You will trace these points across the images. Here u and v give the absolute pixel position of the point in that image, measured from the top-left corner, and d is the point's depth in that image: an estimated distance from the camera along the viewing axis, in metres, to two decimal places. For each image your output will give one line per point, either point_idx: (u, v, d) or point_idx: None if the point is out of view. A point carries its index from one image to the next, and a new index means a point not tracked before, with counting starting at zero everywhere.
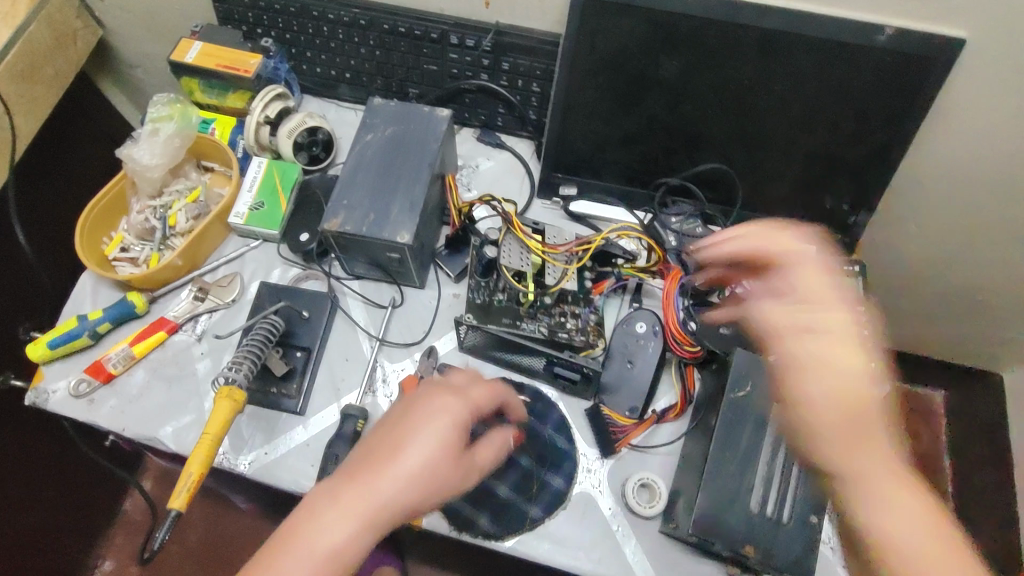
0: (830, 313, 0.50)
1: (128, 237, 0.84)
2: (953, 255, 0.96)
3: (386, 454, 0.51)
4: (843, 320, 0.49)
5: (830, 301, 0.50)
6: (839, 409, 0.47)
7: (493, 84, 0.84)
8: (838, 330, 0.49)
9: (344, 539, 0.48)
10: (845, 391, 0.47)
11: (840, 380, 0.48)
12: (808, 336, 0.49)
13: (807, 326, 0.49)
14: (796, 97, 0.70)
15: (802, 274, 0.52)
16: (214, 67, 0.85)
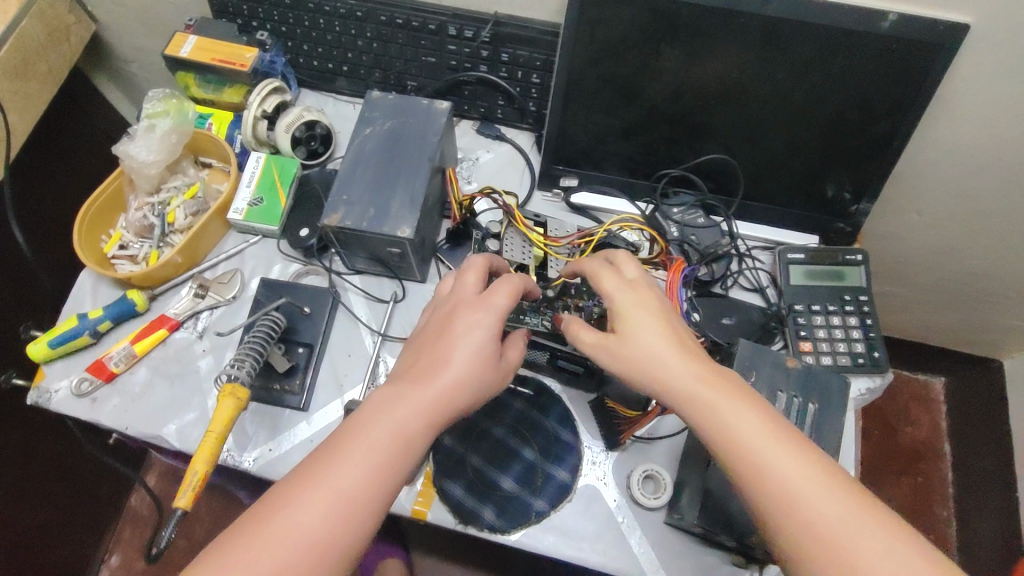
0: (637, 309, 0.55)
1: (126, 235, 0.83)
2: (956, 242, 0.96)
3: (430, 364, 0.57)
4: (654, 313, 0.55)
5: (634, 300, 0.56)
6: (706, 420, 0.50)
7: (492, 76, 0.84)
8: (651, 321, 0.55)
9: (414, 430, 0.54)
10: (701, 405, 0.50)
11: (662, 361, 0.53)
12: (618, 337, 0.55)
13: (625, 322, 0.55)
14: (798, 86, 0.70)
15: (609, 279, 0.58)
16: (210, 61, 0.84)
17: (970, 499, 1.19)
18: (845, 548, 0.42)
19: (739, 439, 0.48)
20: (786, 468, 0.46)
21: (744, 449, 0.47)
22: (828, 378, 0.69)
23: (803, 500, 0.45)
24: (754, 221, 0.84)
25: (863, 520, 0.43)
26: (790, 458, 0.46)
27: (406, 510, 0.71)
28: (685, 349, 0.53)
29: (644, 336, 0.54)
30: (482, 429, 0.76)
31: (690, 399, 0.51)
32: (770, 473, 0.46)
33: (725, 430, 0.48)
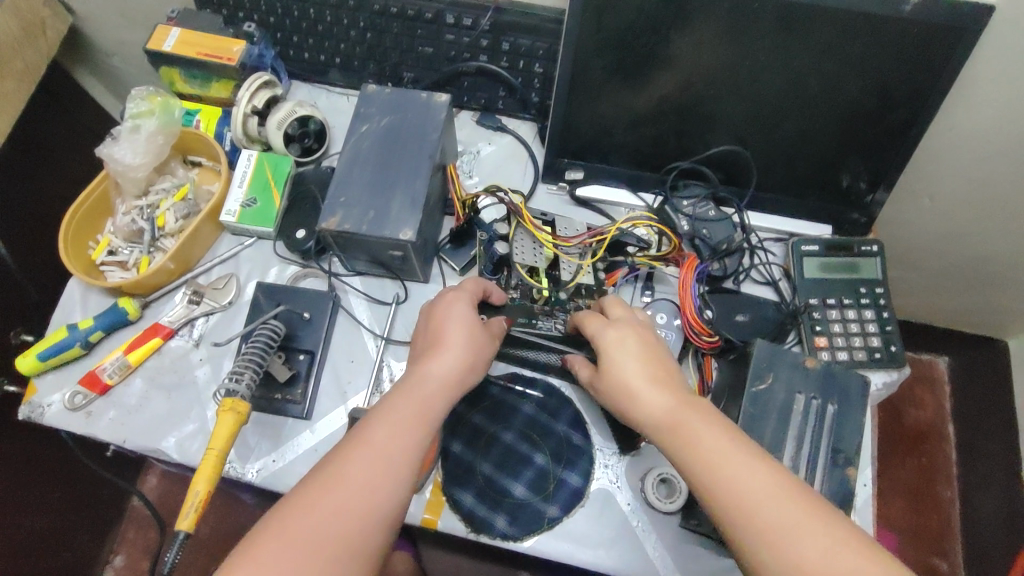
0: (621, 345, 0.59)
1: (115, 240, 0.80)
2: (968, 226, 0.93)
3: (427, 358, 0.59)
4: (637, 348, 0.59)
5: (619, 335, 0.60)
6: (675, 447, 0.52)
7: (493, 66, 0.80)
8: (632, 356, 0.58)
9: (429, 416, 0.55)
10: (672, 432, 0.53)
11: (641, 391, 0.56)
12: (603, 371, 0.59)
13: (608, 357, 0.59)
14: (814, 72, 0.66)
15: (596, 321, 0.62)
16: (195, 56, 0.80)
17: (974, 480, 1.18)
18: (795, 556, 0.44)
19: (697, 458, 0.50)
20: (746, 487, 0.48)
21: (704, 466, 0.50)
22: (847, 378, 0.67)
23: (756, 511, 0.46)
24: (766, 212, 0.81)
25: (812, 536, 0.45)
26: (751, 473, 0.48)
27: (416, 519, 0.69)
28: (662, 380, 0.56)
29: (623, 370, 0.58)
30: (491, 435, 0.74)
31: (660, 425, 0.54)
32: (725, 487, 0.48)
33: (687, 450, 0.51)
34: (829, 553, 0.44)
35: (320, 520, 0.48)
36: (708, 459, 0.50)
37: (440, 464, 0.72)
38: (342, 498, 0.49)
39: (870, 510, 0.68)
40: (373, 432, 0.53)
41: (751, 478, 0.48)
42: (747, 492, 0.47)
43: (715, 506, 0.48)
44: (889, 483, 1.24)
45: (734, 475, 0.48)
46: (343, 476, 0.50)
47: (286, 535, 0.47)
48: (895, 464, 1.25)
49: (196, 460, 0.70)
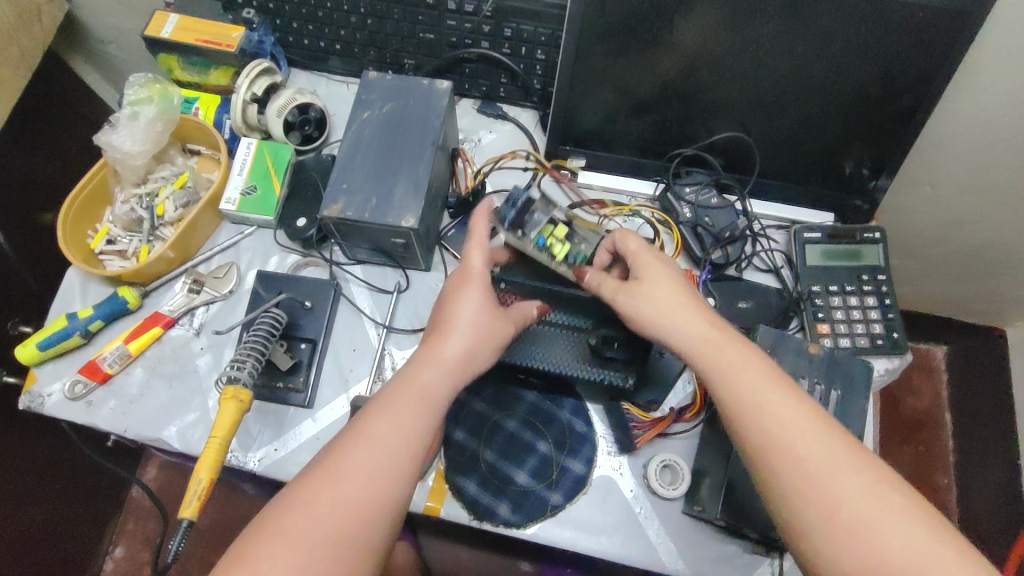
0: (657, 268, 0.60)
1: (114, 229, 0.79)
2: (969, 213, 0.93)
3: (438, 344, 0.58)
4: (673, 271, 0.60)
5: (658, 260, 0.61)
6: (713, 372, 0.54)
7: (495, 52, 0.79)
8: (669, 279, 0.60)
9: (425, 410, 0.54)
10: (710, 359, 0.54)
11: (676, 313, 0.58)
12: (637, 285, 0.60)
13: (643, 276, 0.60)
14: (819, 57, 0.66)
15: (635, 239, 0.63)
16: (194, 42, 0.80)
17: (973, 466, 1.18)
18: (832, 495, 0.46)
19: (739, 383, 0.52)
20: (784, 420, 0.49)
21: (738, 391, 0.52)
22: (850, 363, 0.67)
23: (789, 445, 0.48)
24: (768, 200, 0.81)
25: (849, 475, 0.46)
26: (783, 405, 0.50)
27: (419, 507, 0.69)
28: (697, 305, 0.58)
29: (656, 289, 0.59)
30: (494, 422, 0.74)
31: (695, 348, 0.56)
32: (760, 415, 0.50)
33: (722, 376, 0.53)
34: (862, 487, 0.46)
35: (317, 518, 0.47)
36: (743, 388, 0.52)
37: (443, 452, 0.72)
38: (342, 493, 0.48)
39: None
40: (379, 427, 0.52)
41: (783, 412, 0.50)
42: (779, 426, 0.49)
43: (754, 434, 0.50)
44: None
45: (766, 406, 0.50)
46: (342, 470, 0.49)
47: (282, 532, 0.46)
48: (894, 450, 1.25)
49: (198, 449, 0.70)
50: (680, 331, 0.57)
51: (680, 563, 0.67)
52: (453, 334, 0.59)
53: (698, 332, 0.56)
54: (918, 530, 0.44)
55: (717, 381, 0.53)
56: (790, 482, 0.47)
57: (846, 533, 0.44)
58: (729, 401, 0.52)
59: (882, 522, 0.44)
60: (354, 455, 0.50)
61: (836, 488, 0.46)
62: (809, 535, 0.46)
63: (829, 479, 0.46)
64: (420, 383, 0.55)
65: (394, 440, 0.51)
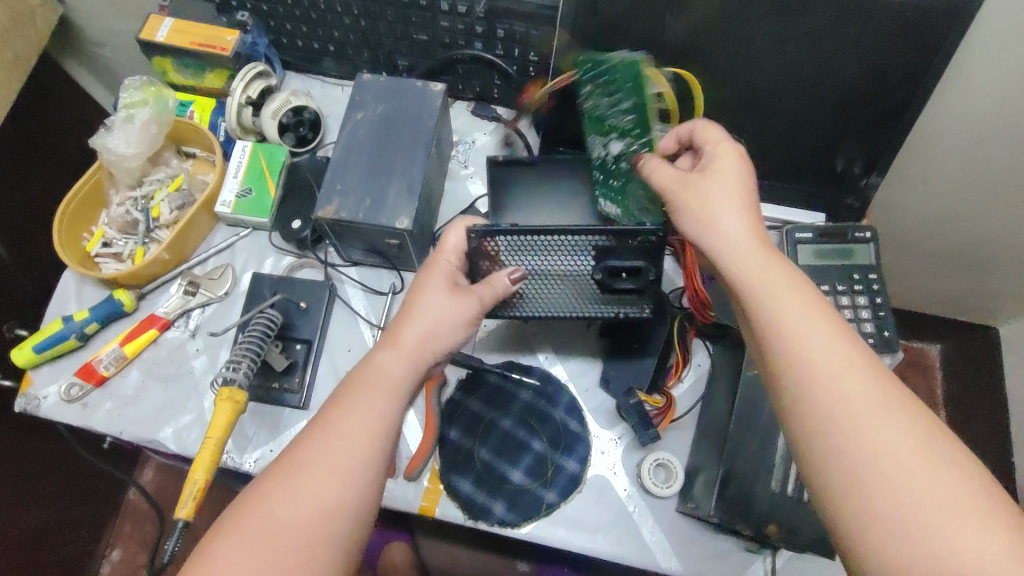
0: (724, 166, 0.55)
1: (109, 231, 0.80)
2: (960, 211, 0.93)
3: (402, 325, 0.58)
4: (742, 170, 0.55)
5: (731, 156, 0.56)
6: (760, 288, 0.48)
7: (488, 53, 0.80)
8: (733, 180, 0.54)
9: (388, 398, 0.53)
10: (756, 278, 0.49)
11: (724, 228, 0.52)
12: (698, 181, 0.55)
13: (708, 171, 0.55)
14: (809, 56, 0.66)
15: (713, 131, 0.58)
16: (187, 44, 0.80)
17: None
18: (875, 439, 0.41)
19: (783, 309, 0.46)
20: (827, 351, 0.44)
21: (779, 302, 0.47)
22: None
23: (830, 367, 0.43)
24: (760, 198, 0.82)
25: (897, 418, 0.41)
26: (824, 324, 0.45)
27: (414, 507, 0.70)
28: (750, 211, 0.53)
29: (711, 197, 0.54)
30: (489, 423, 0.74)
31: (739, 253, 0.51)
32: (798, 332, 0.45)
33: (759, 282, 0.48)
34: (912, 435, 0.40)
35: (278, 510, 0.47)
36: (779, 300, 0.47)
37: (438, 452, 0.72)
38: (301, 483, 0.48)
39: None
40: (339, 418, 0.51)
41: (826, 332, 0.45)
42: (812, 348, 0.44)
43: (799, 362, 0.44)
44: None
45: (807, 322, 0.45)
46: (298, 463, 0.49)
47: (239, 531, 0.46)
48: None
49: (193, 450, 0.70)
50: (734, 240, 0.51)
51: (674, 562, 0.67)
52: (415, 316, 0.58)
53: (748, 250, 0.51)
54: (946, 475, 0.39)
55: (763, 300, 0.47)
56: (817, 406, 0.43)
57: (862, 471, 0.40)
58: (760, 311, 0.47)
59: (906, 460, 0.40)
60: (315, 445, 0.50)
61: (863, 420, 0.41)
62: (827, 469, 0.42)
63: (852, 408, 0.42)
64: (379, 374, 0.54)
65: (351, 429, 0.51)
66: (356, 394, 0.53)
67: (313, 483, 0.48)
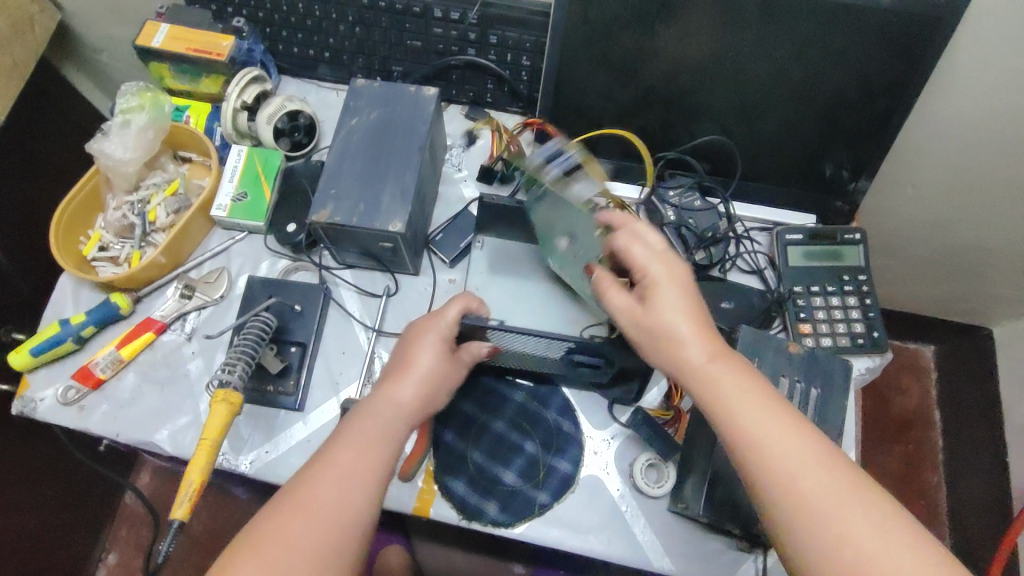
0: (660, 288, 0.57)
1: (106, 235, 0.80)
2: (950, 214, 0.94)
3: (397, 378, 0.60)
4: (677, 291, 0.56)
5: (668, 274, 0.57)
6: (716, 406, 0.51)
7: (481, 59, 0.81)
8: (673, 301, 0.56)
9: (390, 435, 0.56)
10: (714, 391, 0.52)
11: (673, 337, 0.55)
12: (641, 308, 0.56)
13: (652, 292, 0.57)
14: (796, 63, 0.67)
15: (637, 248, 0.59)
16: (184, 50, 0.81)
17: (960, 464, 1.19)
18: (841, 522, 0.45)
19: (736, 419, 0.50)
20: (782, 455, 0.47)
21: (740, 429, 0.49)
22: (830, 362, 0.68)
23: (787, 471, 0.47)
24: (751, 200, 0.82)
25: (854, 505, 0.45)
26: (789, 436, 0.48)
27: (408, 507, 0.70)
28: (701, 328, 0.55)
29: (661, 309, 0.56)
30: (482, 423, 0.75)
31: (700, 374, 0.53)
32: (759, 448, 0.48)
33: (725, 405, 0.51)
34: (871, 522, 0.44)
35: (290, 535, 0.49)
36: (740, 417, 0.50)
37: (432, 453, 0.73)
38: (313, 513, 0.50)
39: None
40: (342, 455, 0.53)
41: (788, 454, 0.47)
42: (779, 462, 0.47)
43: (757, 472, 0.48)
44: (877, 471, 1.24)
45: (769, 441, 0.48)
46: (309, 497, 0.51)
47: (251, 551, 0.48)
48: (884, 450, 1.26)
49: (189, 452, 0.71)
50: (683, 355, 0.54)
51: (666, 561, 0.68)
52: (411, 374, 0.60)
53: (700, 361, 0.53)
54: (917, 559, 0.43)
55: (722, 418, 0.51)
56: (792, 519, 0.46)
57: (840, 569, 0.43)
58: (729, 430, 0.50)
59: (884, 551, 0.43)
60: (320, 483, 0.52)
61: (837, 522, 0.45)
62: (809, 568, 0.45)
63: (828, 510, 0.45)
64: (386, 415, 0.57)
65: (360, 468, 0.53)
66: (361, 434, 0.55)
67: (323, 516, 0.50)
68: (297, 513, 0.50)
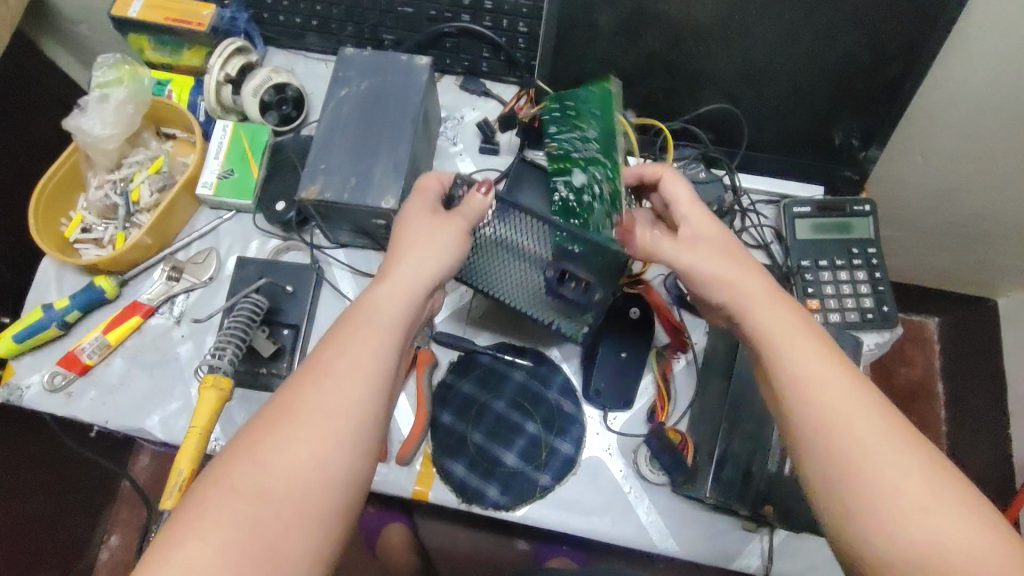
0: (704, 232, 0.55)
1: (89, 216, 0.77)
2: (961, 182, 0.91)
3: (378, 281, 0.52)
4: (721, 233, 0.54)
5: (708, 217, 0.56)
6: (785, 346, 0.47)
7: (476, 25, 0.77)
8: (718, 242, 0.54)
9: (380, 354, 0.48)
10: (778, 335, 0.48)
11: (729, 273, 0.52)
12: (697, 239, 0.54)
13: (699, 235, 0.54)
14: (807, 23, 0.64)
15: (682, 189, 0.57)
16: (162, 20, 0.77)
17: (962, 437, 1.18)
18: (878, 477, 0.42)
19: (787, 362, 0.47)
20: (833, 401, 0.44)
21: (794, 374, 0.46)
22: (840, 338, 0.66)
23: (842, 418, 0.44)
24: (759, 172, 0.80)
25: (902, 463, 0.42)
26: (834, 382, 0.45)
27: (407, 491, 0.69)
28: (753, 268, 0.52)
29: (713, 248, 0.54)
30: (481, 404, 0.73)
31: (756, 316, 0.50)
32: (801, 388, 0.45)
33: (771, 346, 0.48)
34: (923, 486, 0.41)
35: (275, 458, 0.43)
36: (793, 353, 0.47)
37: (431, 436, 0.71)
38: (279, 456, 0.43)
39: None
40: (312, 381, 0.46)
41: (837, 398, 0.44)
42: (821, 403, 0.44)
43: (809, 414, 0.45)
44: None
45: (816, 378, 0.45)
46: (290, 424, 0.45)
47: (226, 482, 0.42)
48: None
49: (180, 438, 0.69)
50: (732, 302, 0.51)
51: (671, 542, 0.66)
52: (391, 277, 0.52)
53: (758, 309, 0.50)
54: (956, 511, 0.40)
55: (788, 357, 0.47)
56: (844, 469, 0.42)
57: (877, 520, 0.41)
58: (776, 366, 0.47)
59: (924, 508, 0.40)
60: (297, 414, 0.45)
61: (874, 473, 0.42)
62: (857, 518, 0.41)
63: (871, 455, 0.42)
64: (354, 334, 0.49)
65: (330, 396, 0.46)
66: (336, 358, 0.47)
67: (284, 465, 0.43)
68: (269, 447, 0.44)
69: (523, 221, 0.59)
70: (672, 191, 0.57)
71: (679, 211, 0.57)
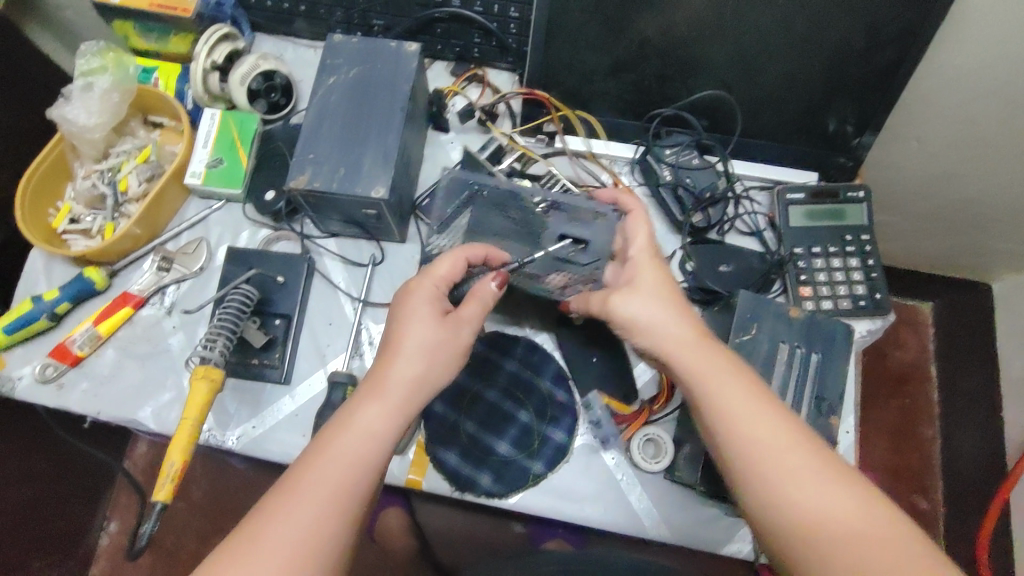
0: (643, 271, 0.58)
1: (77, 207, 0.77)
2: (957, 167, 0.90)
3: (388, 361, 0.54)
4: (658, 274, 0.58)
5: (650, 260, 0.59)
6: (711, 382, 0.51)
7: (466, 10, 0.76)
8: (652, 284, 0.57)
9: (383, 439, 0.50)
10: (701, 373, 0.52)
11: (659, 312, 0.56)
12: (631, 285, 0.57)
13: (636, 278, 0.58)
14: (801, 7, 0.63)
15: (641, 228, 0.60)
16: (147, 7, 0.76)
17: (955, 419, 1.18)
18: (805, 503, 0.44)
19: (712, 397, 0.50)
20: (759, 435, 0.47)
21: (718, 406, 0.50)
22: (832, 326, 0.66)
23: (769, 449, 0.47)
24: (752, 159, 0.79)
25: (831, 487, 0.45)
26: (761, 416, 0.48)
27: (400, 480, 0.68)
28: (683, 306, 0.56)
29: (647, 279, 0.57)
30: (475, 393, 0.73)
31: (682, 350, 0.53)
32: (732, 425, 0.49)
33: (701, 385, 0.51)
34: (853, 504, 0.44)
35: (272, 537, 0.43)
36: (716, 388, 0.50)
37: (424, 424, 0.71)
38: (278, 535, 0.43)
39: (853, 455, 0.69)
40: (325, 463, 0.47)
41: (764, 431, 0.48)
42: (748, 437, 0.48)
43: (735, 452, 0.48)
44: (873, 425, 1.23)
45: (740, 408, 0.49)
46: (352, 480, 0.47)
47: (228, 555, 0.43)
48: (881, 406, 1.25)
49: (173, 428, 0.69)
50: (658, 326, 0.55)
51: (663, 528, 0.67)
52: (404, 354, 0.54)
53: (688, 350, 0.53)
54: (882, 511, 0.44)
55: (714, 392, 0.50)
56: (776, 501, 0.45)
57: (802, 522, 0.44)
58: (707, 406, 0.50)
59: (856, 533, 0.43)
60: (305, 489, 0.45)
61: (795, 482, 0.45)
62: (786, 542, 0.44)
63: (797, 470, 0.46)
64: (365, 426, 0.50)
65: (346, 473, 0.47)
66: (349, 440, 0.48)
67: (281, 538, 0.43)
68: (320, 483, 0.46)
69: (495, 209, 0.64)
70: (631, 232, 0.60)
71: (629, 250, 0.60)
